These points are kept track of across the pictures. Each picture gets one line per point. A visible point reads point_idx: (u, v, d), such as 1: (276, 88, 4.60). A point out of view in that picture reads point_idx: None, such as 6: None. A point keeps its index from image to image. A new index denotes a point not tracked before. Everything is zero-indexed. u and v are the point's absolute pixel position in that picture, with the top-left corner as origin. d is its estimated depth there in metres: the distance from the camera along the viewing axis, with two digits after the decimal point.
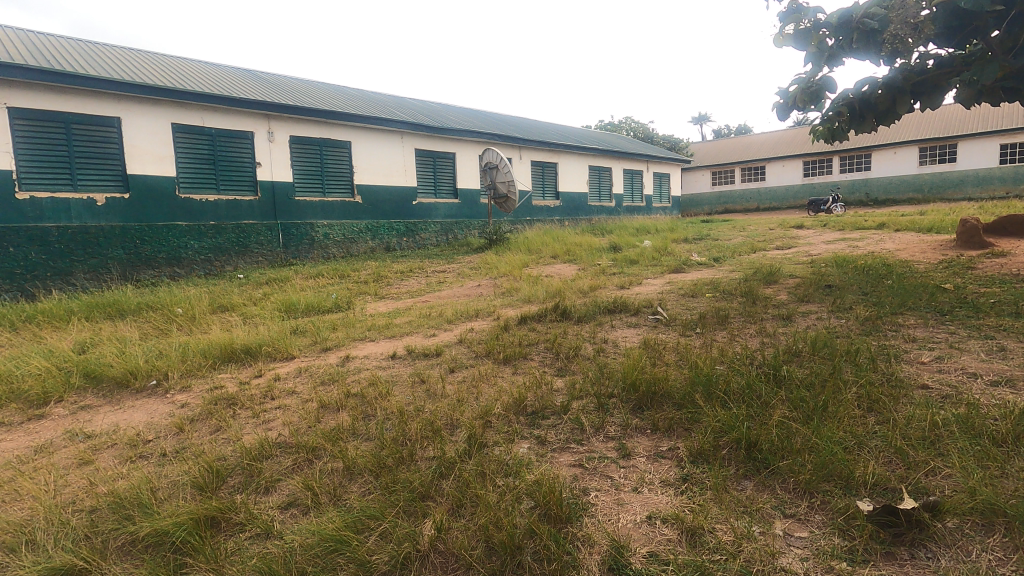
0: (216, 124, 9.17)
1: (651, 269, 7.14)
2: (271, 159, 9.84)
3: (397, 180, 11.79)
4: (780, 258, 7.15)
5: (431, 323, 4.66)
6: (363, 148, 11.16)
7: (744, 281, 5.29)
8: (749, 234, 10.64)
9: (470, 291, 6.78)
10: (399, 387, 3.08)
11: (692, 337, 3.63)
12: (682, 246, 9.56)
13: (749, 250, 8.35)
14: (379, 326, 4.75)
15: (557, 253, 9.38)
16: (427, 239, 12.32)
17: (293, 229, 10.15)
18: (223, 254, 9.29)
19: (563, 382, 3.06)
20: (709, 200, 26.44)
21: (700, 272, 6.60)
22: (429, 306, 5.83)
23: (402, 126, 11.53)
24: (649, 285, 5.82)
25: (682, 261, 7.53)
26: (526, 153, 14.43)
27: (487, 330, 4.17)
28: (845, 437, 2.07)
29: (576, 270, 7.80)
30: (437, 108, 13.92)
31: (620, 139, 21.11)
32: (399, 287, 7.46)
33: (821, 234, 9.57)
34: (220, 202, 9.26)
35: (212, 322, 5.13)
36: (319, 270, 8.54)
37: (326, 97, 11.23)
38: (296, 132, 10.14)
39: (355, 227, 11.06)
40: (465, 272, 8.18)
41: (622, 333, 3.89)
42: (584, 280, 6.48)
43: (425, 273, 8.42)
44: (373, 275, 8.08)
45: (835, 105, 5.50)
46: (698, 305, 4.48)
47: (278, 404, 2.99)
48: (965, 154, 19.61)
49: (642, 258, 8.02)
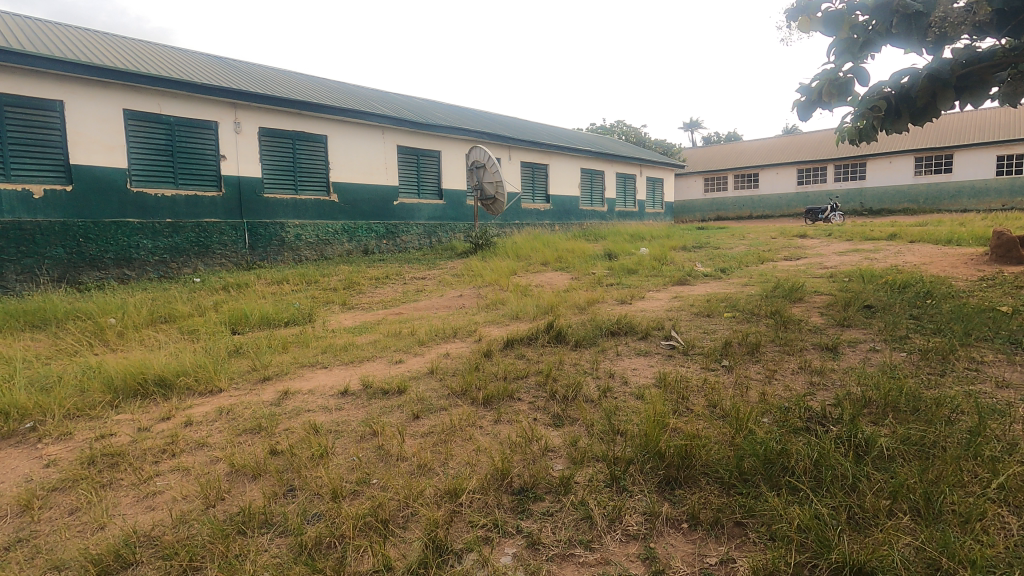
0: (175, 112, 8.32)
1: (654, 281, 6.42)
2: (237, 151, 9.00)
3: (378, 178, 11.00)
4: (794, 270, 6.48)
5: (401, 343, 3.89)
6: (340, 143, 10.36)
7: (765, 299, 4.59)
8: (752, 243, 10.02)
9: (450, 302, 6.00)
10: (343, 442, 2.31)
11: (719, 374, 2.91)
12: (683, 254, 8.87)
13: (756, 260, 7.70)
14: (339, 345, 3.97)
15: (547, 260, 8.66)
16: (408, 241, 11.53)
17: (260, 229, 9.30)
18: (181, 254, 8.42)
19: (561, 438, 2.31)
20: (701, 207, 25.89)
21: (708, 285, 5.91)
22: (403, 321, 5.05)
23: (384, 120, 10.75)
24: (653, 300, 5.11)
25: (686, 272, 6.83)
26: (516, 154, 13.71)
27: (466, 357, 3.42)
28: (1002, 565, 1.35)
29: (568, 279, 7.09)
30: (422, 103, 13.15)
31: (612, 141, 20.49)
32: (372, 296, 6.66)
33: (830, 245, 8.94)
34: (178, 198, 8.41)
35: (141, 339, 4.32)
36: (286, 274, 7.73)
37: (302, 87, 10.40)
38: (265, 123, 9.31)
39: (331, 228, 10.24)
40: (446, 279, 7.44)
41: (630, 365, 3.15)
42: (579, 292, 5.77)
43: (403, 279, 7.66)
44: (344, 282, 7.28)
45: (868, 99, 4.77)
46: (719, 327, 3.77)
47: (176, 466, 2.21)
48: (961, 164, 19.28)
49: (641, 268, 7.32)
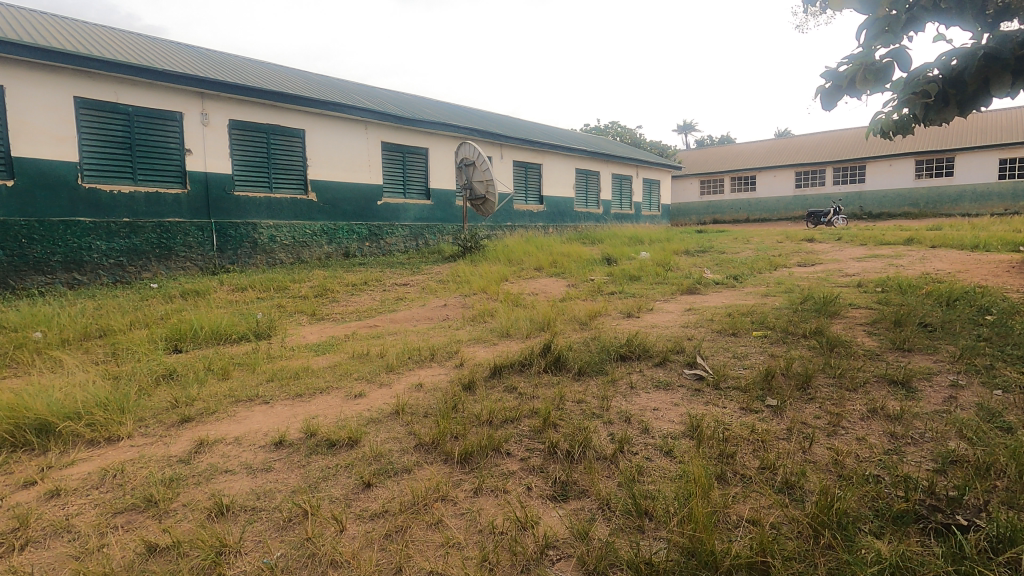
0: (134, 101, 7.59)
1: (660, 290, 5.77)
2: (205, 145, 8.28)
3: (360, 176, 10.30)
4: (814, 279, 5.86)
5: (366, 368, 3.21)
6: (320, 138, 9.67)
7: (795, 313, 3.95)
8: (759, 248, 9.42)
9: (433, 314, 5.32)
10: (257, 533, 1.63)
11: (767, 419, 2.25)
12: (686, 260, 8.25)
13: (768, 266, 7.08)
14: (292, 370, 3.28)
15: (540, 266, 8.00)
16: (393, 244, 10.84)
17: (230, 230, 8.57)
18: (140, 257, 7.68)
19: (566, 525, 1.64)
20: (697, 209, 25.35)
21: (721, 295, 5.27)
22: (377, 338, 4.36)
23: (367, 114, 10.06)
24: (664, 313, 4.45)
25: (695, 279, 6.19)
26: (508, 152, 13.06)
27: (442, 391, 2.74)
28: None
29: (564, 287, 6.42)
30: (409, 98, 12.46)
31: (607, 142, 19.90)
32: (346, 306, 5.96)
33: (843, 250, 8.35)
34: (137, 195, 7.67)
35: (56, 360, 3.59)
36: (253, 280, 7.01)
37: (278, 78, 9.68)
38: (236, 115, 8.59)
39: (308, 230, 9.53)
40: (430, 286, 6.75)
41: (649, 404, 2.49)
42: (578, 304, 5.10)
43: (383, 286, 6.97)
44: (317, 288, 6.57)
45: (908, 85, 4.13)
46: (750, 351, 3.12)
47: (7, 571, 1.52)
48: (962, 168, 18.86)
49: (644, 275, 6.67)
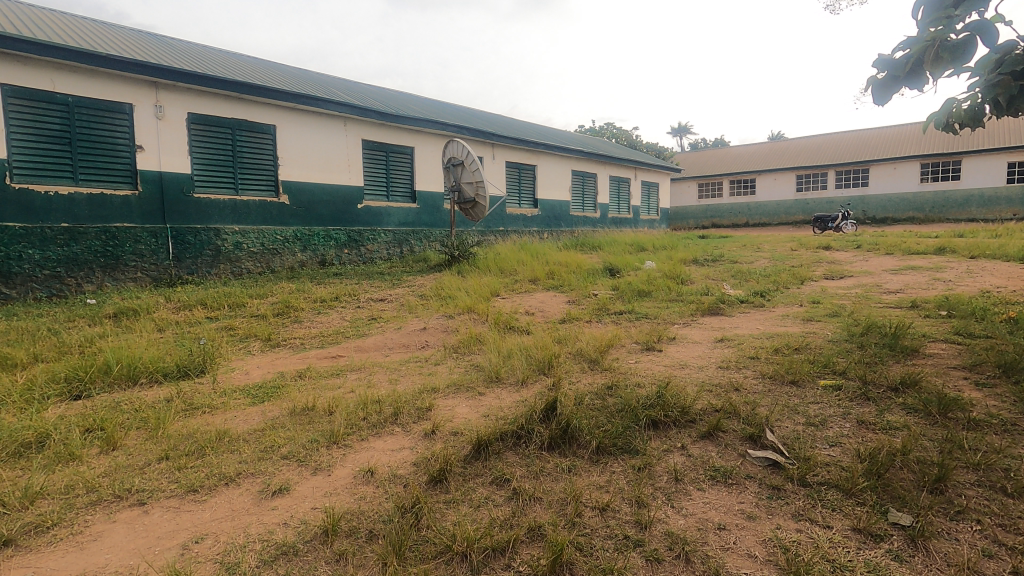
0: (75, 91, 6.68)
1: (677, 312, 4.94)
2: (159, 142, 7.37)
3: (338, 177, 9.42)
4: (854, 298, 5.05)
5: (304, 437, 2.33)
6: (292, 135, 8.78)
7: (862, 349, 3.12)
8: (774, 256, 8.64)
9: (410, 341, 4.43)
10: None
11: (908, 561, 1.42)
12: (697, 271, 7.44)
13: (794, 279, 6.28)
14: (203, 435, 2.39)
15: (536, 278, 7.15)
16: (375, 251, 9.96)
17: (189, 236, 7.65)
18: (82, 268, 6.74)
19: None
20: (695, 213, 24.60)
21: (752, 318, 4.44)
22: (337, 379, 3.48)
23: (345, 109, 9.19)
24: (693, 346, 3.61)
25: (715, 297, 5.36)
26: (499, 153, 12.22)
27: (400, 488, 1.87)
28: None
29: (564, 306, 5.58)
30: (393, 94, 11.58)
31: (603, 143, 19.11)
32: (310, 328, 5.07)
33: (870, 261, 7.56)
34: (78, 197, 6.74)
35: None
36: (207, 295, 6.11)
37: (247, 69, 8.79)
38: (196, 108, 7.69)
39: (279, 236, 8.62)
40: (410, 302, 5.88)
41: (710, 518, 1.64)
42: (583, 332, 4.25)
43: (357, 301, 6.10)
44: (279, 305, 5.68)
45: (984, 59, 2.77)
46: (830, 414, 2.28)
47: None
48: (969, 171, 18.23)
49: (655, 291, 5.84)
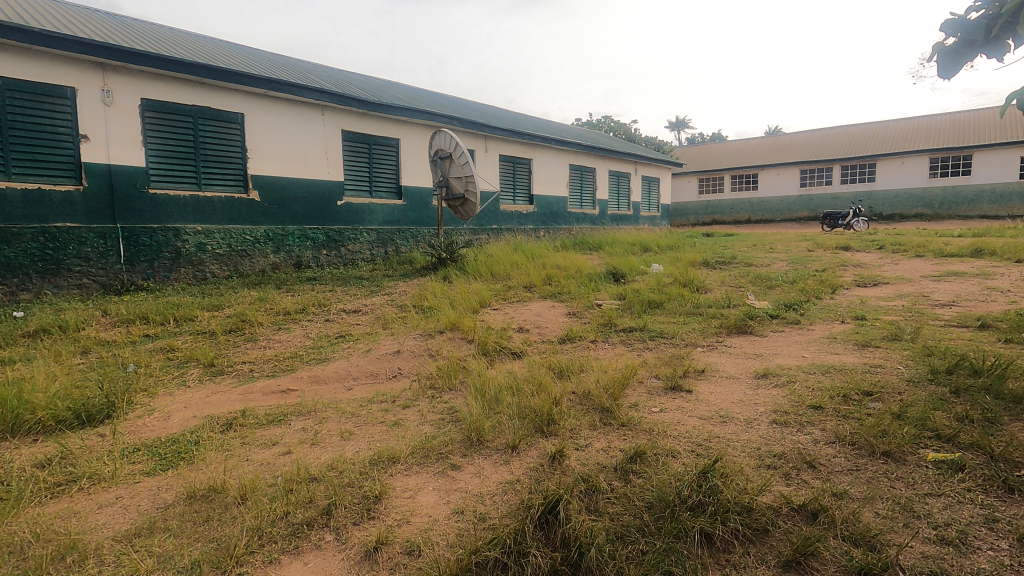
0: (6, 72, 5.86)
1: (698, 331, 4.18)
2: (108, 131, 6.55)
3: (315, 171, 8.61)
4: (906, 312, 4.30)
5: (185, 559, 1.56)
6: (263, 124, 7.96)
7: (962, 397, 2.36)
8: (792, 258, 7.90)
9: (379, 370, 3.65)
10: None
11: None
12: (711, 275, 6.68)
13: (824, 287, 5.52)
14: (39, 550, 1.62)
15: (531, 284, 6.39)
16: (357, 251, 9.17)
17: (145, 237, 6.84)
18: (15, 274, 5.93)
19: None
20: (695, 209, 23.88)
21: (792, 342, 3.69)
22: (276, 431, 2.71)
23: (322, 96, 8.37)
24: (730, 385, 2.85)
25: (741, 311, 4.60)
26: (492, 146, 11.43)
27: None
28: None
29: (564, 320, 4.81)
30: (377, 82, 10.76)
31: (602, 136, 18.30)
32: (265, 350, 4.28)
33: (901, 264, 6.82)
34: (11, 193, 5.93)
35: None
36: (153, 305, 5.30)
37: (213, 51, 7.95)
38: (152, 93, 6.86)
39: (248, 236, 7.81)
40: (387, 315, 5.11)
41: None
42: (589, 361, 3.48)
43: (327, 313, 5.33)
44: (233, 320, 4.89)
45: None
46: (969, 523, 1.53)
47: None
48: (980, 166, 17.54)
49: (668, 303, 5.08)
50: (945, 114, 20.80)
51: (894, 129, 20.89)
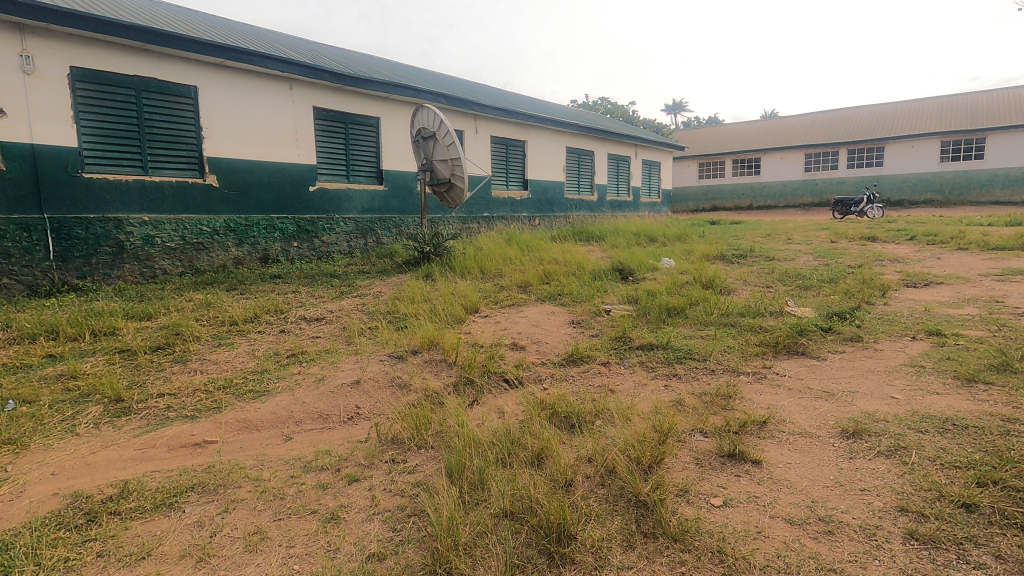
0: None
1: (737, 351, 3.33)
2: (29, 104, 5.58)
3: (284, 153, 7.66)
4: (993, 326, 3.45)
5: None
6: (221, 99, 6.99)
7: None
8: (818, 251, 7.05)
9: (330, 412, 2.80)
10: None
11: None
12: (732, 272, 5.83)
13: (872, 289, 4.67)
14: None
15: (526, 283, 5.53)
16: (333, 243, 8.27)
17: (80, 230, 5.91)
18: None
19: None
20: (695, 195, 23.04)
21: (865, 370, 2.85)
22: (156, 529, 1.85)
23: (289, 67, 7.39)
24: (810, 449, 2.01)
25: (784, 322, 3.75)
26: (483, 126, 10.48)
27: None
28: None
29: (566, 334, 3.95)
30: (355, 55, 9.75)
31: (600, 117, 17.32)
32: (194, 376, 3.41)
33: (946, 259, 5.99)
34: None
35: None
36: (70, 312, 4.39)
37: (161, 15, 6.92)
38: (82, 61, 5.87)
39: (206, 227, 6.88)
40: (353, 324, 4.24)
41: None
42: (605, 401, 2.63)
43: (282, 322, 4.44)
44: (162, 335, 3.99)
45: None
46: None
47: None
48: (993, 150, 16.71)
49: (691, 311, 4.23)
50: (955, 96, 19.95)
51: (903, 111, 20.02)
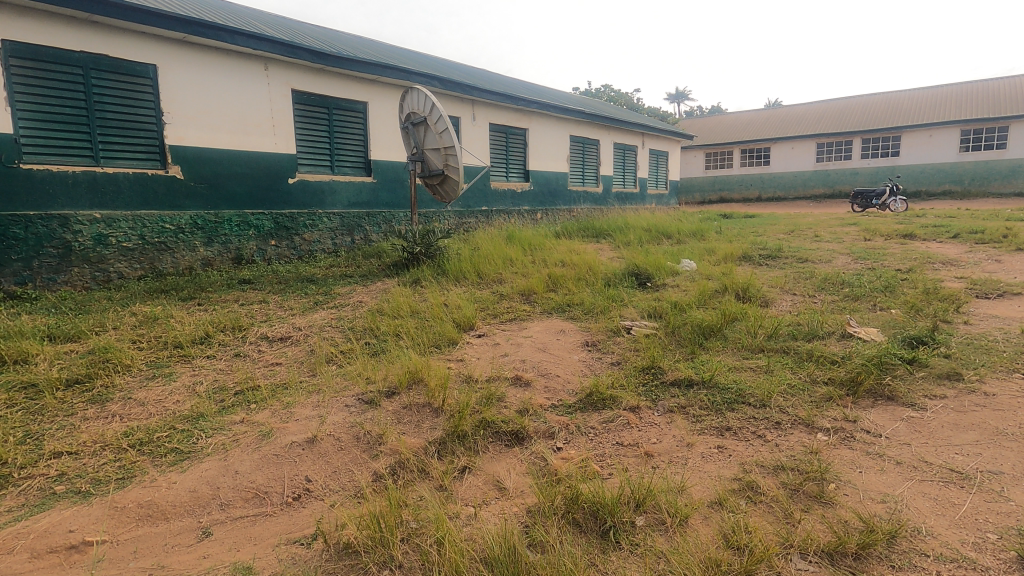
0: None
1: (804, 394, 2.60)
2: None
3: (259, 142, 6.89)
4: None
5: None
6: (185, 80, 6.20)
7: None
8: (855, 251, 6.30)
9: (269, 492, 2.05)
10: None
11: None
12: (766, 278, 5.08)
13: (942, 303, 3.92)
14: None
15: (528, 290, 4.78)
16: (315, 241, 7.50)
17: (18, 229, 5.15)
18: None
19: None
20: (702, 186, 22.26)
21: (992, 431, 2.11)
22: None
23: (263, 44, 6.59)
24: None
25: (852, 350, 3.01)
26: (481, 113, 9.67)
27: None
28: None
29: (581, 362, 3.21)
30: (340, 35, 8.91)
31: (605, 105, 16.45)
32: (108, 425, 2.65)
33: (1009, 263, 5.25)
34: None
35: None
36: None
37: None
38: (16, 34, 5.07)
39: (169, 224, 6.11)
40: (321, 347, 3.49)
41: None
42: (646, 480, 1.90)
43: (237, 344, 3.69)
44: (84, 363, 3.23)
45: None
46: None
47: None
48: (1017, 139, 15.89)
49: (731, 331, 3.48)
50: (975, 83, 19.08)
51: (920, 99, 19.17)
